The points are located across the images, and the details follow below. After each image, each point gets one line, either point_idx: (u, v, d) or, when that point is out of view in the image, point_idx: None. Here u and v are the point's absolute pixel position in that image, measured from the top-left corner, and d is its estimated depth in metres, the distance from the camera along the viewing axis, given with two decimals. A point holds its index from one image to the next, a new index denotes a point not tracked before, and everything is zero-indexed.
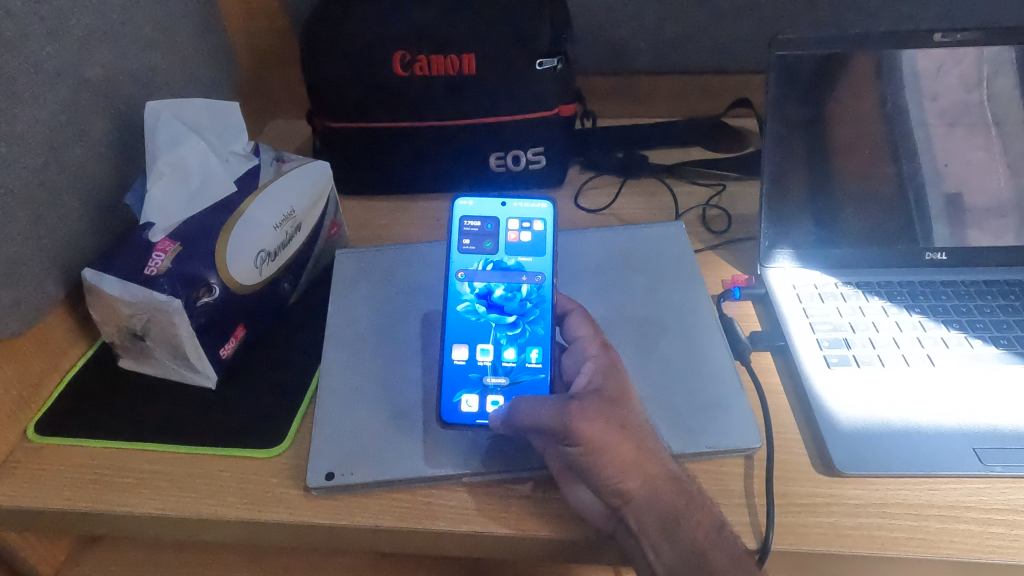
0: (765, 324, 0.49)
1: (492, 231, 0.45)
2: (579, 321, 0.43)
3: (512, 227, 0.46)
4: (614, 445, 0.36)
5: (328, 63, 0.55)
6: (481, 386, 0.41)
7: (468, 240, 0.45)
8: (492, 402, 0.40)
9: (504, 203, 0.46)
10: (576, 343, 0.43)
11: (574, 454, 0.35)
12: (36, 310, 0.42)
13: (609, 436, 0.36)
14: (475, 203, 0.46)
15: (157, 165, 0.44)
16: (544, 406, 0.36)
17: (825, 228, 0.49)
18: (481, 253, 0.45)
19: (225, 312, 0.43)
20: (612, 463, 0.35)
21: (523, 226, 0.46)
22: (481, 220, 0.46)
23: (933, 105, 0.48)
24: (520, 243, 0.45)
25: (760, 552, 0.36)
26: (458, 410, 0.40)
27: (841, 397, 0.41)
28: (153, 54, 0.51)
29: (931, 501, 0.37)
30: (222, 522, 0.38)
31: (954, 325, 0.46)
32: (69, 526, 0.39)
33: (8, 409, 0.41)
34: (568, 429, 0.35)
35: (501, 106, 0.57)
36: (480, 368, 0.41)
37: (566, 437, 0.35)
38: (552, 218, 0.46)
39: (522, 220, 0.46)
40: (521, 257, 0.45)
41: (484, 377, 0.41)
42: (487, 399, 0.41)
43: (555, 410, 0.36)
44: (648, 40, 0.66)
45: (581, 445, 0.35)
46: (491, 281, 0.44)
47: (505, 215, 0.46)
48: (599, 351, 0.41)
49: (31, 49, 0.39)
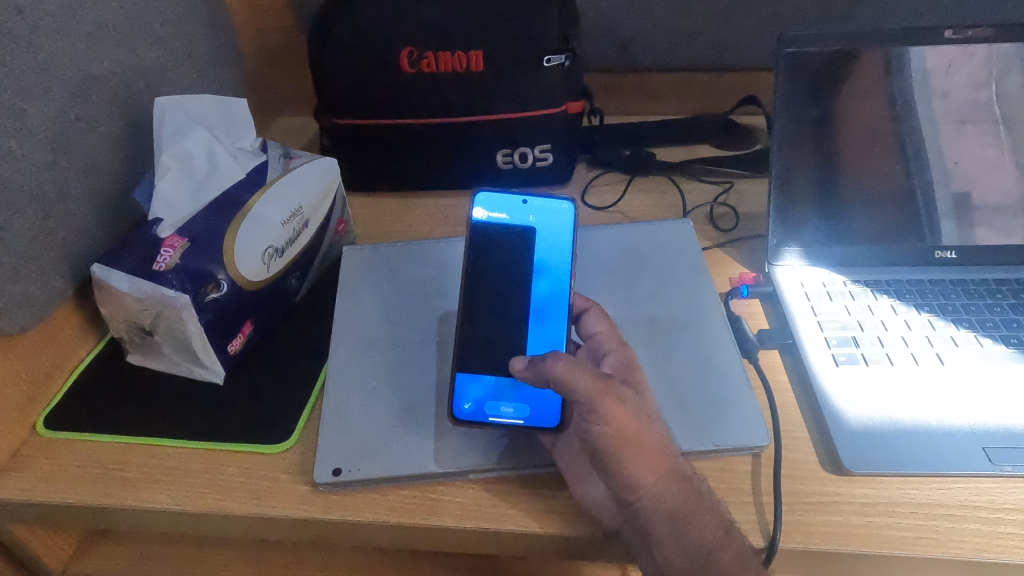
0: (773, 322, 0.49)
1: (511, 231, 0.43)
2: (596, 318, 0.43)
3: (532, 227, 0.43)
4: (636, 432, 0.36)
5: (335, 59, 0.55)
6: (492, 388, 0.40)
7: (487, 242, 0.42)
8: (502, 404, 0.40)
9: (524, 201, 0.43)
10: (592, 339, 0.43)
11: (598, 430, 0.35)
12: (45, 306, 0.42)
13: (634, 423, 0.36)
14: (493, 199, 0.43)
15: (163, 159, 0.44)
16: (581, 372, 0.36)
17: (834, 226, 0.49)
18: (498, 256, 0.42)
19: (233, 308, 0.44)
20: (633, 454, 0.35)
21: (543, 226, 0.43)
22: (501, 218, 0.43)
23: (943, 103, 0.47)
24: (539, 245, 0.43)
25: (767, 551, 0.36)
26: (471, 408, 0.40)
27: (850, 396, 0.41)
28: (162, 51, 0.52)
29: (940, 501, 0.37)
30: (229, 516, 0.38)
31: (963, 324, 0.46)
32: (78, 520, 0.40)
33: (18, 403, 0.42)
34: (596, 402, 0.35)
35: (508, 103, 0.57)
36: (497, 371, 0.41)
37: (591, 409, 0.35)
38: (572, 219, 0.43)
39: (542, 219, 0.43)
40: (538, 258, 0.43)
41: (497, 379, 0.40)
42: (499, 400, 0.40)
43: (593, 382, 0.35)
44: (656, 36, 0.65)
45: (605, 423, 0.35)
46: (505, 285, 0.42)
47: (525, 214, 0.43)
48: (617, 346, 0.42)
49: (40, 45, 0.39)
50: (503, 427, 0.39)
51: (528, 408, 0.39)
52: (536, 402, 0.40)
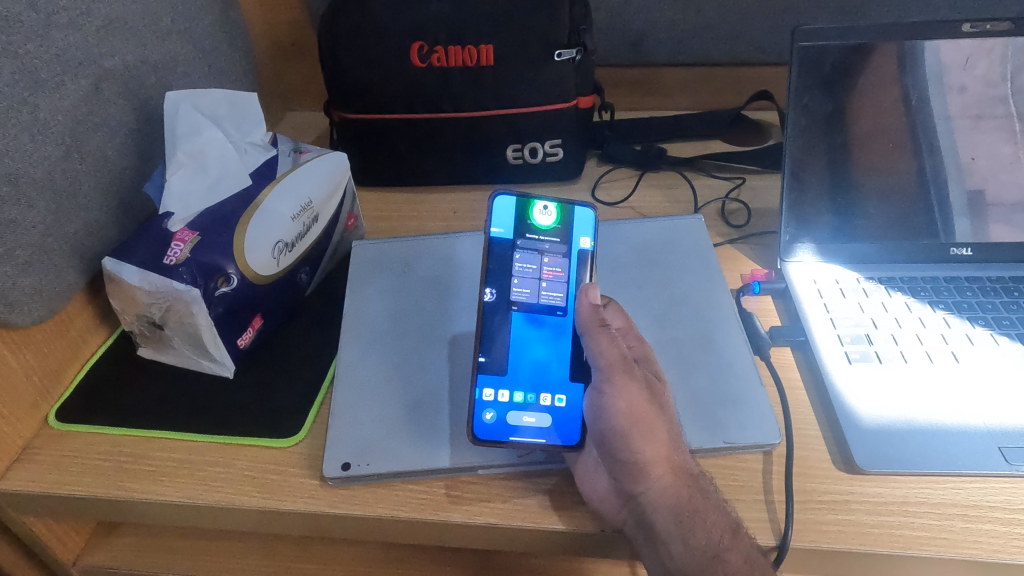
0: (785, 319, 0.48)
1: (539, 237, 0.42)
2: (615, 313, 0.42)
3: (551, 233, 0.42)
4: (648, 416, 0.36)
5: (346, 53, 0.55)
6: (507, 403, 0.39)
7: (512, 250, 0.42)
8: (524, 419, 0.39)
9: (544, 207, 0.43)
10: None
11: (610, 404, 0.36)
12: (57, 299, 0.42)
13: (647, 408, 0.36)
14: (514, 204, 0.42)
15: (177, 155, 0.44)
16: (612, 350, 0.38)
17: (846, 222, 0.49)
18: (517, 264, 0.41)
19: (242, 301, 0.43)
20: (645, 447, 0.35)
21: (561, 234, 0.43)
22: (524, 223, 0.42)
23: (959, 97, 0.47)
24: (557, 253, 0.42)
25: (777, 550, 0.35)
26: (491, 425, 0.38)
27: (865, 395, 0.41)
28: (173, 45, 0.52)
29: (955, 501, 0.37)
30: (239, 510, 0.38)
31: (979, 321, 0.45)
32: (88, 511, 0.40)
33: (31, 394, 0.42)
34: (612, 376, 0.37)
35: (518, 98, 0.56)
36: (514, 382, 0.39)
37: (604, 377, 0.37)
38: (592, 226, 0.43)
39: (561, 225, 0.43)
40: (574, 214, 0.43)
41: (518, 395, 0.39)
42: (520, 415, 0.39)
43: (618, 359, 0.38)
44: (667, 31, 0.65)
45: (619, 398, 0.36)
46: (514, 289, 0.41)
47: (544, 220, 0.43)
48: (637, 343, 0.41)
49: (53, 37, 0.39)
50: (524, 447, 0.38)
51: (550, 424, 0.39)
52: (559, 417, 0.39)
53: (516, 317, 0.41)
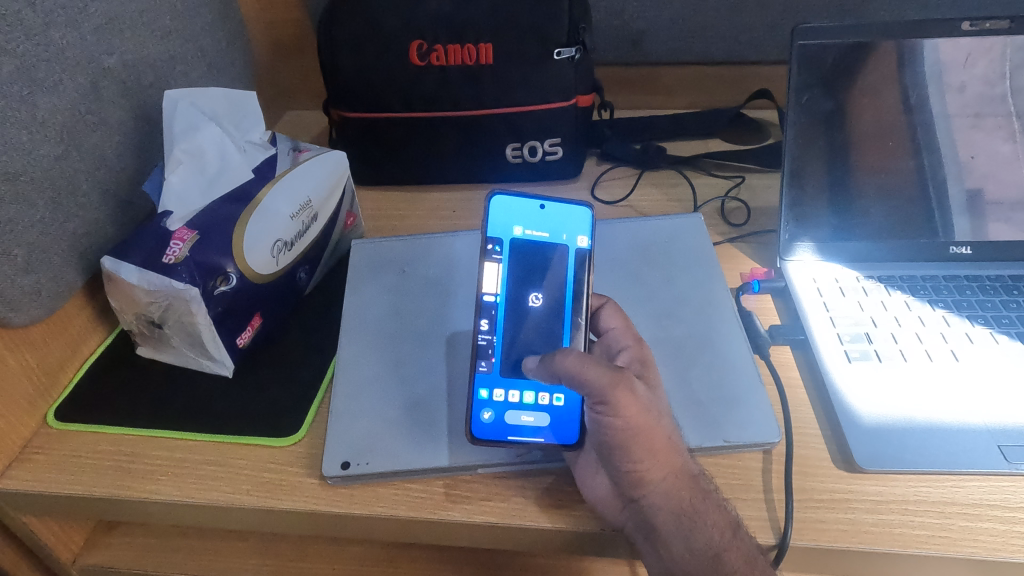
0: (785, 318, 0.48)
1: (537, 237, 0.42)
2: (613, 313, 0.43)
3: (550, 232, 0.42)
4: (651, 416, 0.36)
5: (345, 51, 0.55)
6: (505, 402, 0.39)
7: (511, 249, 0.41)
8: (521, 418, 0.39)
9: (542, 206, 0.42)
10: (608, 335, 0.42)
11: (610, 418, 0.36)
12: (56, 298, 0.42)
13: (651, 408, 0.36)
14: (512, 204, 0.42)
15: (175, 152, 0.44)
16: (594, 366, 0.35)
17: (846, 221, 0.49)
18: (516, 263, 0.41)
19: (241, 300, 0.43)
20: (645, 447, 0.35)
21: (560, 234, 0.42)
22: (523, 222, 0.42)
23: (958, 96, 0.47)
24: (557, 252, 0.42)
25: (777, 548, 0.35)
26: (489, 424, 0.39)
27: (864, 394, 0.41)
28: (172, 44, 0.52)
29: (955, 499, 0.37)
30: (238, 509, 0.38)
31: (978, 320, 0.45)
32: (88, 510, 0.40)
33: (29, 394, 0.42)
34: (608, 395, 0.34)
35: (517, 97, 0.56)
36: (514, 381, 0.40)
37: (601, 401, 0.35)
38: (591, 225, 0.43)
39: (559, 224, 0.42)
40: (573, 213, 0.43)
41: (517, 394, 0.39)
42: (519, 414, 0.39)
43: (604, 376, 0.34)
44: (666, 30, 0.65)
45: (616, 416, 0.35)
46: (514, 288, 0.41)
47: (542, 220, 0.42)
48: (634, 343, 0.41)
49: (51, 36, 0.39)
50: (523, 446, 0.38)
51: (548, 423, 0.39)
52: (557, 417, 0.39)
53: (515, 317, 0.41)
